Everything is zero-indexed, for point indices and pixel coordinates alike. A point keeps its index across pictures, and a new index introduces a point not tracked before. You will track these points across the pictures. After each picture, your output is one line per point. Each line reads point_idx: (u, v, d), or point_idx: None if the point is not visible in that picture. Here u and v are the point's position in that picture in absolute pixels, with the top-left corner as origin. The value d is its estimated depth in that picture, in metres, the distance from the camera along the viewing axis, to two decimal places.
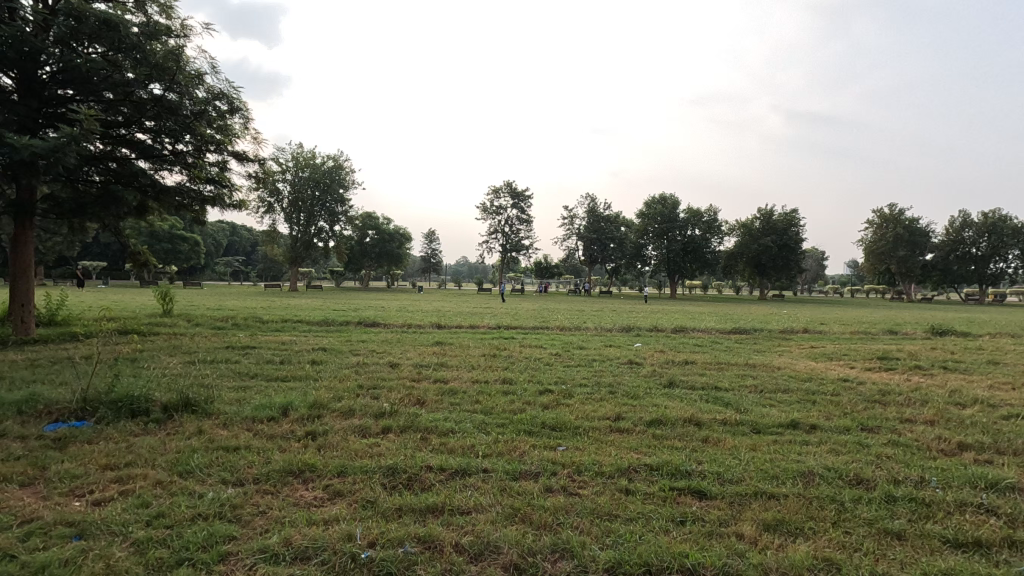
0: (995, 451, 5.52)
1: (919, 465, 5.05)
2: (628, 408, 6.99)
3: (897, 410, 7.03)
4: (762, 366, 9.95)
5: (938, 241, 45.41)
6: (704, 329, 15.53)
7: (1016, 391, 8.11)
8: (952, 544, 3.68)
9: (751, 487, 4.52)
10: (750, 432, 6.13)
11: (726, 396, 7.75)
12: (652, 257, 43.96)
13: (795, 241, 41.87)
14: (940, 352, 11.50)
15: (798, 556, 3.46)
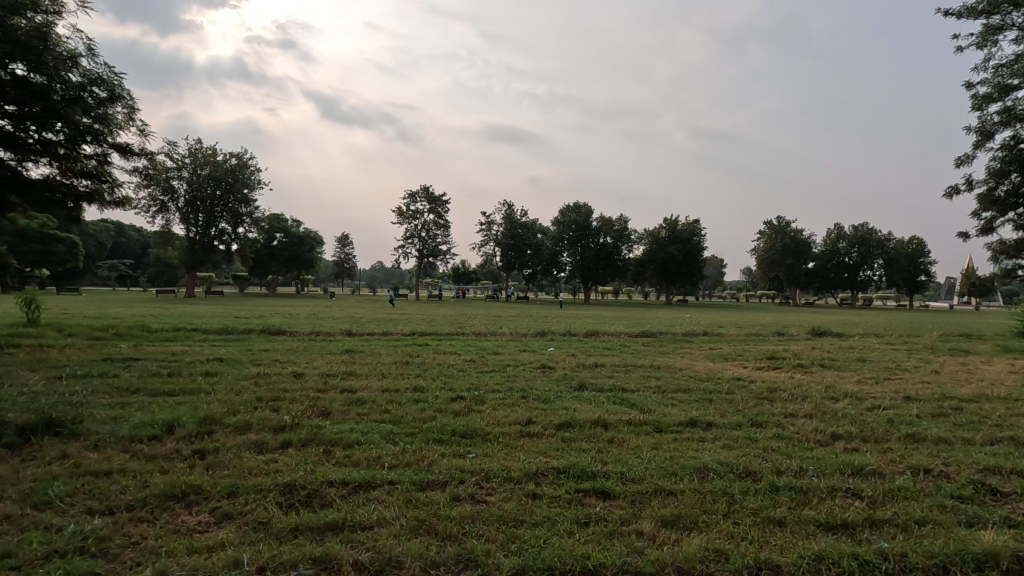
0: (862, 440, 6.13)
1: (799, 456, 5.50)
2: (539, 412, 7.07)
3: (782, 405, 7.66)
4: (666, 368, 10.49)
5: (818, 251, 50.39)
6: (614, 333, 16.14)
7: (879, 385, 9.11)
8: (825, 528, 4.02)
9: (651, 484, 4.70)
10: (653, 431, 6.40)
11: (632, 397, 8.06)
12: (567, 264, 45.19)
13: (697, 250, 44.71)
14: (819, 352, 12.72)
15: (692, 549, 3.61)
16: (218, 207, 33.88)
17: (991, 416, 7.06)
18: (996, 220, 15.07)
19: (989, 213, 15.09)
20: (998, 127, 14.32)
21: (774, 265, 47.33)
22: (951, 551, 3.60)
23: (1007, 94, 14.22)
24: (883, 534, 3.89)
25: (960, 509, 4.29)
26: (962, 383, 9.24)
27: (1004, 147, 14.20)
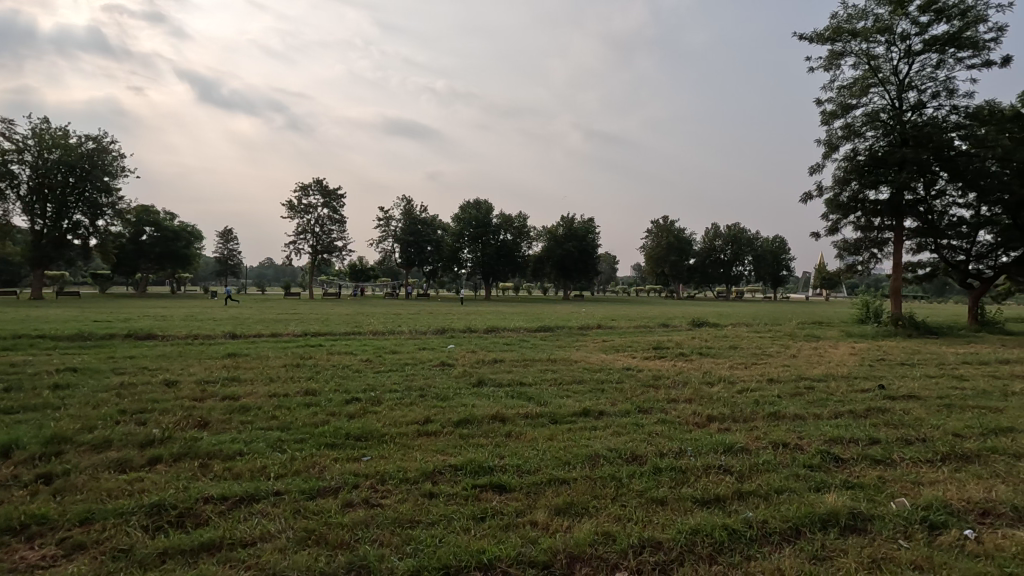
0: (733, 420, 6.76)
1: (679, 438, 5.94)
2: (438, 410, 7.01)
3: (666, 391, 8.24)
4: (562, 361, 10.85)
5: (698, 249, 54.77)
6: (513, 328, 16.40)
7: (748, 369, 10.10)
8: (700, 502, 4.38)
9: (546, 475, 4.84)
10: (549, 423, 6.58)
11: (529, 390, 8.24)
12: (467, 261, 45.23)
13: (591, 247, 46.75)
14: (698, 341, 13.83)
15: (582, 534, 3.76)
16: (71, 197, 29.92)
17: (836, 393, 8.11)
18: (841, 221, 17.29)
19: (835, 216, 17.29)
20: (842, 141, 16.46)
21: (660, 261, 50.83)
22: (803, 514, 4.06)
23: (848, 112, 16.39)
24: (748, 504, 4.30)
25: (810, 476, 4.87)
26: (813, 365, 10.52)
27: (846, 158, 16.34)
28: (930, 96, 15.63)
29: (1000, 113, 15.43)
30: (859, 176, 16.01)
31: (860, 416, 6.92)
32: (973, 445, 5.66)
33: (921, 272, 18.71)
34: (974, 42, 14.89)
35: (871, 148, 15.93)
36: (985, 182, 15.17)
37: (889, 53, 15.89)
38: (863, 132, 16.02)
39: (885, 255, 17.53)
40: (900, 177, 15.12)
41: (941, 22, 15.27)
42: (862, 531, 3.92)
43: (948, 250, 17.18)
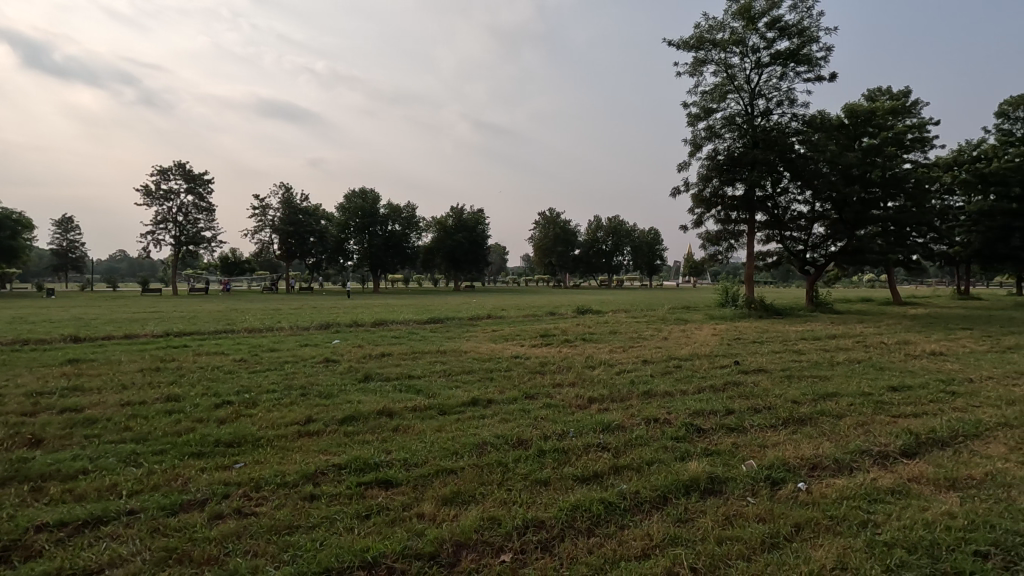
0: (611, 400, 7.20)
1: (562, 420, 6.21)
2: (320, 408, 6.68)
3: (551, 376, 8.60)
4: (452, 352, 10.86)
5: (582, 240, 57.48)
6: (402, 321, 16.09)
7: (625, 352, 10.84)
8: (580, 480, 4.61)
9: (433, 466, 4.82)
10: (438, 414, 6.56)
11: (418, 383, 8.15)
12: (354, 252, 43.53)
13: (482, 238, 47.17)
14: (582, 327, 14.54)
15: (468, 522, 3.81)
16: None
17: (699, 370, 8.99)
18: (705, 215, 19.00)
19: (700, 210, 18.96)
20: (705, 141, 18.06)
21: (547, 252, 52.62)
22: (669, 482, 4.44)
23: (709, 115, 18.02)
24: (623, 478, 4.62)
25: (676, 447, 5.34)
26: (681, 345, 11.53)
27: (708, 157, 17.98)
28: (775, 104, 17.67)
29: (829, 123, 17.85)
30: (719, 174, 17.70)
31: (719, 389, 7.72)
32: (807, 409, 6.56)
33: (769, 260, 21.16)
34: (809, 58, 17.07)
35: (729, 149, 17.68)
36: (818, 181, 17.49)
37: (743, 63, 17.70)
38: (722, 134, 17.70)
39: (741, 245, 19.59)
40: (752, 176, 16.94)
41: (784, 39, 17.29)
42: (718, 492, 4.38)
43: (791, 241, 19.59)
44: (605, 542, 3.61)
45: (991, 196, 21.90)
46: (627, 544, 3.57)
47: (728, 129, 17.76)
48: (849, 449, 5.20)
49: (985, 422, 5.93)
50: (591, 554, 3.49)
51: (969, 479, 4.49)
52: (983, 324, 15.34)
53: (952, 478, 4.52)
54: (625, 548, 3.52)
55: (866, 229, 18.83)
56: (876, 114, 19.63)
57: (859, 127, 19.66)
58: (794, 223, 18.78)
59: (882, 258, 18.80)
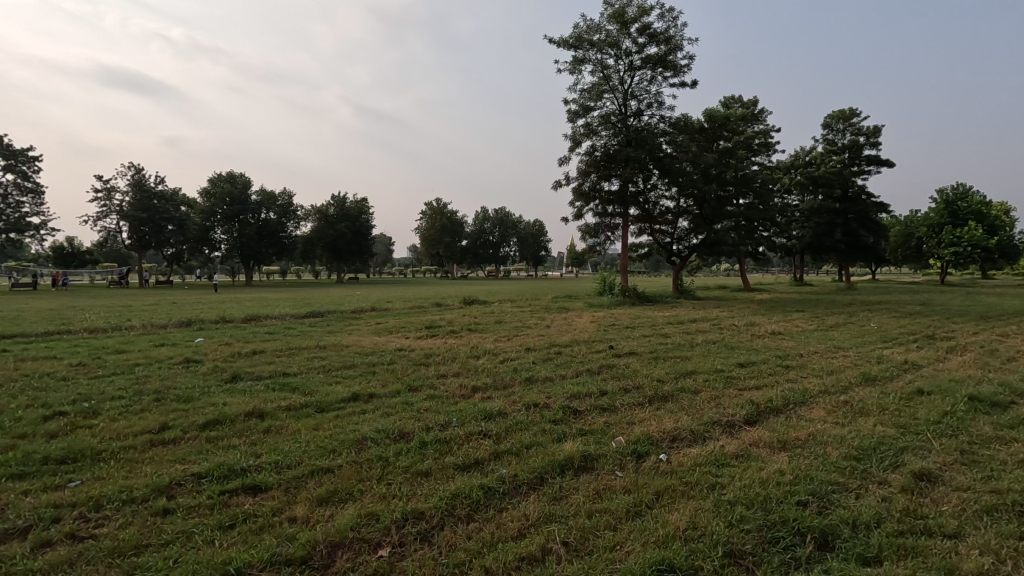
0: (494, 388, 7.36)
1: (446, 411, 6.22)
2: (178, 414, 6.04)
3: (436, 368, 8.57)
4: (332, 346, 10.36)
5: (470, 230, 57.56)
6: (277, 316, 15.04)
7: (509, 341, 11.11)
8: (462, 468, 4.65)
9: (308, 467, 4.58)
10: (315, 412, 6.24)
11: (293, 381, 7.68)
12: (222, 242, 39.86)
13: (365, 227, 45.58)
14: (468, 318, 14.60)
15: (344, 520, 3.68)
16: None
17: (577, 355, 9.47)
18: (584, 208, 19.94)
19: (579, 203, 19.87)
20: (583, 138, 18.91)
21: (434, 242, 51.98)
22: (545, 464, 4.64)
23: (588, 113, 18.90)
24: (502, 463, 4.74)
25: (553, 429, 5.58)
26: (562, 332, 12.04)
27: (587, 153, 18.87)
28: (646, 105, 18.97)
29: (691, 126, 19.53)
30: (597, 169, 18.65)
31: (595, 372, 8.19)
32: (670, 387, 7.19)
33: (642, 251, 22.77)
34: (674, 65, 18.53)
35: (605, 146, 18.66)
36: (682, 179, 19.08)
37: (618, 65, 18.75)
38: (599, 131, 18.64)
39: (616, 237, 20.85)
40: (626, 172, 18.06)
41: (653, 45, 18.58)
42: (590, 469, 4.66)
43: (660, 234, 21.24)
44: (484, 527, 3.68)
45: (819, 196, 25.46)
46: (505, 526, 3.67)
47: (604, 126, 18.74)
48: (704, 421, 5.78)
49: (809, 390, 6.92)
50: (469, 539, 3.54)
51: (796, 440, 5.22)
52: (812, 306, 17.82)
53: (783, 440, 5.22)
54: (503, 531, 3.62)
55: (722, 223, 21.01)
56: (730, 120, 21.80)
57: (717, 130, 21.71)
58: (663, 217, 20.39)
59: (735, 249, 21.06)
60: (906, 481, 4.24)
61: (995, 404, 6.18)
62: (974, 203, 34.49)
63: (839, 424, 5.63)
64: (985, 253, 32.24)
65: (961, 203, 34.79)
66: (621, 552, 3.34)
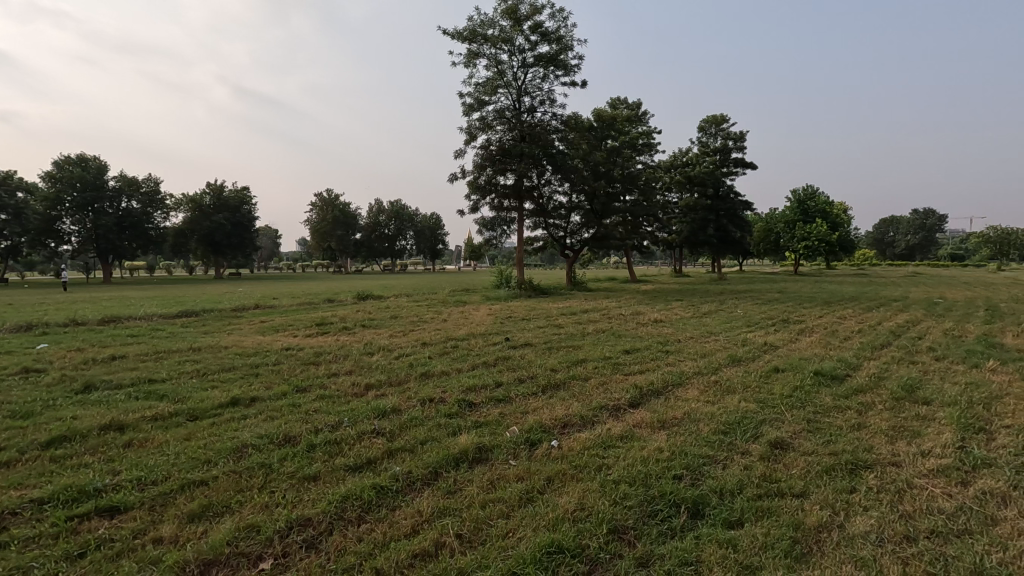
0: (389, 384, 7.18)
1: (337, 411, 5.96)
2: (12, 433, 5.21)
3: (326, 366, 8.19)
4: (208, 348, 9.50)
5: (364, 223, 55.44)
6: (143, 316, 13.51)
7: (405, 336, 10.89)
8: (353, 469, 4.49)
9: (177, 481, 4.17)
10: (186, 421, 5.69)
11: (161, 387, 6.95)
12: (71, 233, 34.84)
13: (247, 219, 42.30)
14: (362, 314, 14.08)
15: (218, 536, 3.40)
16: None
17: (474, 348, 9.52)
18: (480, 201, 20.02)
19: (475, 197, 19.90)
20: (479, 131, 18.99)
21: (325, 236, 49.36)
22: (440, 458, 4.62)
23: (482, 107, 18.99)
24: (396, 460, 4.64)
25: (448, 423, 5.57)
26: (459, 326, 12.03)
27: (482, 147, 18.96)
28: (539, 102, 19.45)
29: (581, 124, 20.34)
30: (492, 164, 18.81)
31: (491, 365, 8.29)
32: (562, 375, 7.47)
33: (536, 245, 23.35)
34: (565, 64, 19.15)
35: (500, 140, 18.88)
36: (573, 175, 19.80)
37: (511, 61, 19.01)
38: (493, 126, 18.83)
39: (512, 231, 21.21)
40: (520, 167, 18.41)
41: (545, 44, 19.05)
42: (484, 460, 4.71)
43: (553, 228, 21.94)
44: (376, 527, 3.58)
45: (695, 194, 27.75)
46: (398, 525, 3.59)
47: (498, 121, 18.96)
48: (593, 406, 6.08)
49: (686, 372, 7.53)
50: (359, 542, 3.42)
51: (673, 419, 5.65)
52: (690, 296, 19.40)
53: (662, 420, 5.63)
54: (395, 529, 3.54)
55: (610, 218, 22.20)
56: (616, 121, 22.97)
57: (605, 130, 22.78)
58: (556, 212, 21.09)
59: (622, 244, 22.29)
60: (763, 449, 4.76)
61: (834, 377, 7.14)
62: (820, 203, 39.27)
63: (710, 402, 6.19)
64: (828, 247, 36.98)
65: (810, 203, 39.41)
66: (513, 538, 3.42)
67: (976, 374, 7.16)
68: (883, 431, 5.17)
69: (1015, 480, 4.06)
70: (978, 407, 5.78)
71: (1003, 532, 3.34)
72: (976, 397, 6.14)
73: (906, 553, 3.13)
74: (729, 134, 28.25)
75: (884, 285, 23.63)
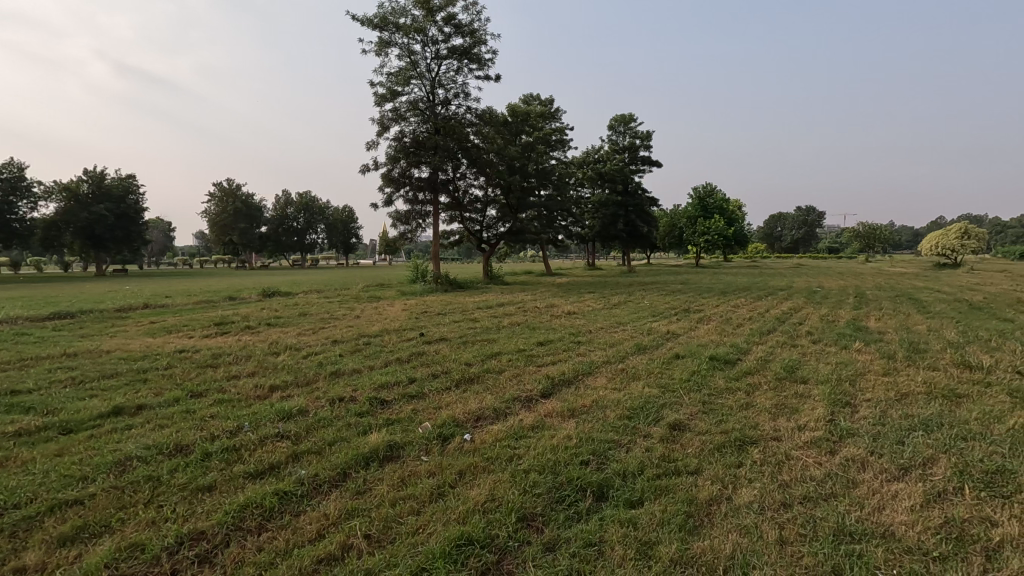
0: (295, 385, 6.86)
1: (236, 416, 5.61)
2: None
3: (226, 369, 7.68)
4: (86, 354, 8.56)
5: (269, 215, 52.24)
6: (4, 319, 11.92)
7: (314, 334, 10.44)
8: (254, 476, 4.25)
9: (44, 503, 3.73)
10: (58, 435, 5.11)
11: (27, 399, 6.18)
12: None
13: (134, 209, 38.56)
14: (267, 312, 13.30)
15: (95, 559, 3.10)
16: None
17: (387, 345, 9.32)
18: (394, 194, 19.52)
19: (389, 190, 19.36)
20: (391, 122, 18.48)
21: (226, 229, 45.94)
22: (348, 458, 4.49)
23: (395, 98, 18.51)
24: (301, 463, 4.45)
25: (358, 423, 5.41)
26: (372, 322, 11.71)
27: (395, 139, 18.47)
28: (453, 95, 19.27)
29: (496, 119, 20.40)
30: (406, 156, 18.38)
31: (404, 361, 8.15)
32: (476, 368, 7.50)
33: (452, 239, 23.20)
34: (479, 58, 19.11)
35: (414, 132, 18.51)
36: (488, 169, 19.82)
37: (424, 52, 18.68)
38: (407, 117, 18.39)
39: (427, 225, 20.92)
40: (435, 159, 18.14)
41: (458, 36, 18.88)
42: (395, 458, 4.64)
43: (470, 222, 21.92)
44: (278, 534, 3.42)
45: (605, 190, 28.83)
46: (302, 530, 3.46)
47: (412, 112, 18.51)
48: (506, 398, 6.17)
49: (595, 361, 7.83)
50: (259, 551, 3.25)
51: (582, 407, 5.86)
52: (601, 288, 20.19)
53: (571, 408, 5.82)
54: (299, 535, 3.40)
55: (526, 213, 22.56)
56: (530, 117, 23.28)
57: (519, 125, 23.02)
58: (472, 206, 21.08)
59: (537, 237, 22.71)
60: (663, 432, 5.06)
61: (727, 361, 7.73)
62: (718, 199, 42.18)
63: (616, 389, 6.49)
64: (725, 241, 39.84)
65: (710, 200, 42.24)
66: (423, 535, 3.39)
67: (844, 354, 8.04)
68: (767, 408, 5.68)
69: (872, 446, 4.62)
70: (845, 384, 6.51)
71: (861, 493, 3.79)
72: (844, 375, 6.90)
73: (782, 518, 3.46)
74: (637, 133, 29.56)
75: (772, 276, 25.93)
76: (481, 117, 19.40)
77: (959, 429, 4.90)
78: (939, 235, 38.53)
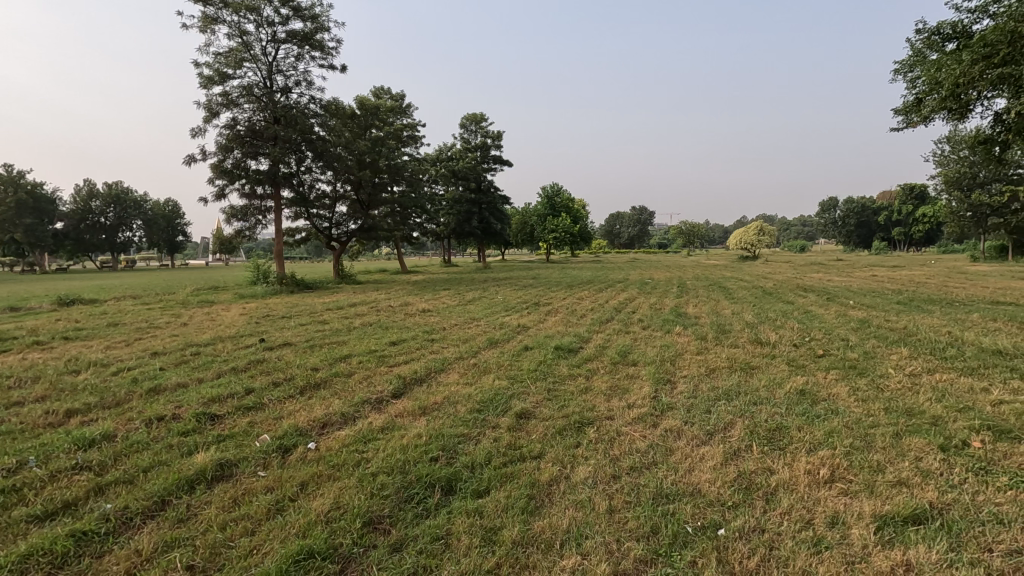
0: (101, 407, 5.90)
1: (17, 449, 4.67)
2: None
3: (4, 395, 6.33)
4: None
5: (67, 210, 43.80)
6: None
7: (128, 346, 9.08)
8: (41, 520, 3.57)
9: None
10: None
11: None
12: None
13: None
14: (64, 323, 11.23)
15: None
16: None
17: (220, 353, 8.44)
18: (228, 187, 17.63)
19: (221, 182, 17.41)
20: (221, 108, 16.67)
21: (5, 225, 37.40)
22: (168, 484, 3.99)
23: (225, 81, 16.73)
24: (108, 496, 3.86)
25: (181, 443, 4.84)
26: (202, 330, 10.50)
27: (227, 126, 16.70)
28: (294, 83, 17.99)
29: (342, 110, 19.42)
30: (241, 145, 16.70)
31: (241, 370, 7.45)
32: (323, 373, 7.13)
33: (298, 237, 21.64)
34: (322, 45, 18.05)
35: (249, 120, 16.92)
36: (336, 164, 18.82)
37: (258, 33, 17.18)
38: (240, 103, 16.73)
39: (268, 221, 19.29)
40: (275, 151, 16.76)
41: (298, 20, 17.66)
42: (225, 477, 4.22)
43: (317, 218, 20.65)
44: None
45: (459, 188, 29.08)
46: (105, 572, 3.00)
47: (245, 98, 16.85)
48: (354, 402, 5.96)
49: (448, 358, 7.91)
50: None
51: (433, 404, 5.87)
52: (455, 284, 20.46)
53: (423, 406, 5.81)
54: None
55: (378, 209, 21.95)
56: (381, 111, 22.58)
57: (369, 119, 22.20)
58: (318, 202, 19.86)
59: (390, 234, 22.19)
60: (510, 421, 5.28)
61: (570, 350, 8.31)
62: (565, 199, 44.79)
63: (467, 383, 6.62)
64: (572, 237, 42.53)
65: (557, 199, 44.67)
66: (258, 555, 3.15)
67: (668, 338, 9.09)
68: (603, 391, 6.21)
69: (686, 417, 5.28)
70: (667, 363, 7.38)
71: (676, 458, 4.32)
72: (667, 355, 7.81)
73: (612, 489, 3.83)
74: (488, 133, 30.22)
75: (611, 270, 28.05)
76: (325, 108, 18.34)
77: (751, 396, 5.82)
78: (742, 232, 45.28)
